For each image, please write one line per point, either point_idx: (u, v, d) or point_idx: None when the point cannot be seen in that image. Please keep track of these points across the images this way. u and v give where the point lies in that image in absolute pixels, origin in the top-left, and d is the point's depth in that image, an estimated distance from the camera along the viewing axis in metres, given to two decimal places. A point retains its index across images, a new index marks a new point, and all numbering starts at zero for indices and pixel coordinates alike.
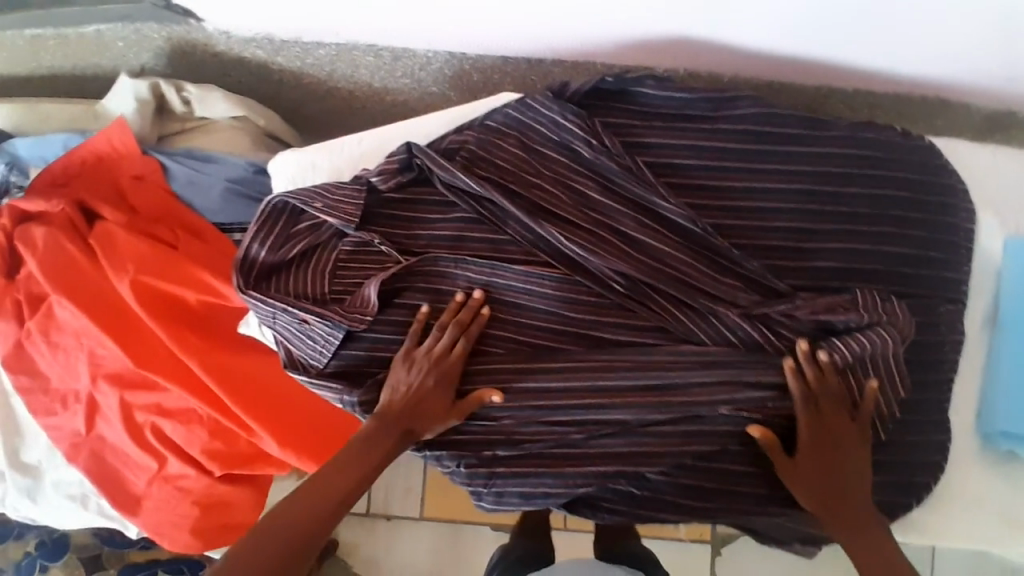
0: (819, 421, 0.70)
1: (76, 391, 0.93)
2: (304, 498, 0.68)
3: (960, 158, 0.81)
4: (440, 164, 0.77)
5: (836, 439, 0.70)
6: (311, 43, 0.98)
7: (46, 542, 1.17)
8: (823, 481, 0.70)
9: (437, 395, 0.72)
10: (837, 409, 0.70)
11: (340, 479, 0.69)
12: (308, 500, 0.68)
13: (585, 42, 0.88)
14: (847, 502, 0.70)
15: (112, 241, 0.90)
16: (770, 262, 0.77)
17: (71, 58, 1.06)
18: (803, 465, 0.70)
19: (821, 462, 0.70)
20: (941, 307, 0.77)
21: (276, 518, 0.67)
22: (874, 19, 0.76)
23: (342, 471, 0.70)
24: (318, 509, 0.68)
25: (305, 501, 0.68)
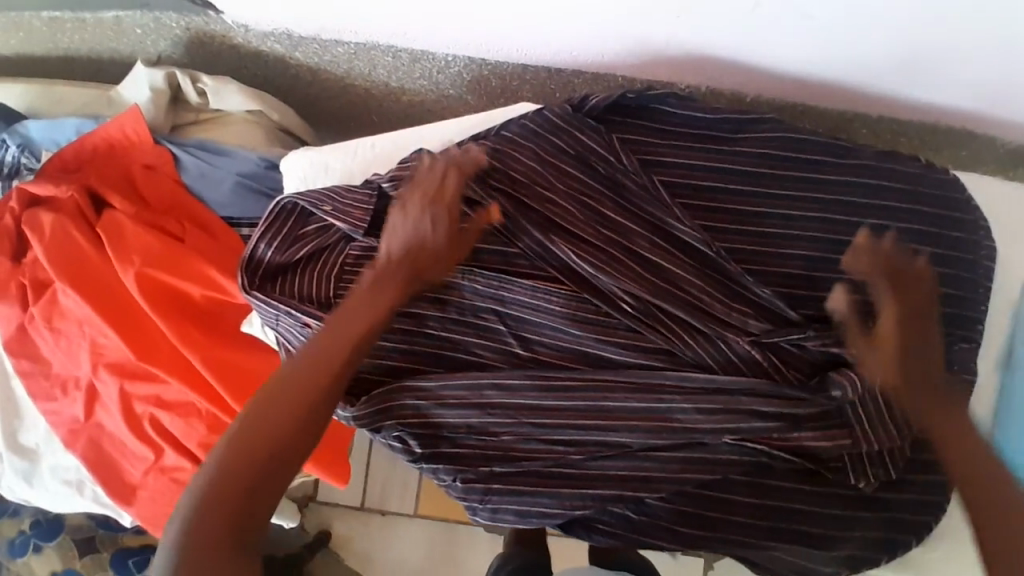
0: (902, 284, 0.63)
1: (78, 377, 0.93)
2: (289, 385, 0.65)
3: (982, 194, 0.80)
4: None
5: (914, 313, 0.63)
6: (330, 41, 0.97)
7: (41, 521, 1.17)
8: (913, 352, 0.63)
9: (434, 245, 0.68)
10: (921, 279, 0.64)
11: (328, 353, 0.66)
12: (297, 381, 0.65)
13: (608, 53, 0.87)
14: (934, 376, 0.62)
15: (119, 231, 0.90)
16: (784, 292, 0.75)
17: (88, 42, 1.06)
18: (888, 333, 0.63)
19: (905, 328, 0.63)
20: (959, 346, 0.75)
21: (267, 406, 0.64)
22: (903, 46, 0.74)
23: (328, 348, 0.66)
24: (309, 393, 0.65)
25: (290, 388, 0.65)
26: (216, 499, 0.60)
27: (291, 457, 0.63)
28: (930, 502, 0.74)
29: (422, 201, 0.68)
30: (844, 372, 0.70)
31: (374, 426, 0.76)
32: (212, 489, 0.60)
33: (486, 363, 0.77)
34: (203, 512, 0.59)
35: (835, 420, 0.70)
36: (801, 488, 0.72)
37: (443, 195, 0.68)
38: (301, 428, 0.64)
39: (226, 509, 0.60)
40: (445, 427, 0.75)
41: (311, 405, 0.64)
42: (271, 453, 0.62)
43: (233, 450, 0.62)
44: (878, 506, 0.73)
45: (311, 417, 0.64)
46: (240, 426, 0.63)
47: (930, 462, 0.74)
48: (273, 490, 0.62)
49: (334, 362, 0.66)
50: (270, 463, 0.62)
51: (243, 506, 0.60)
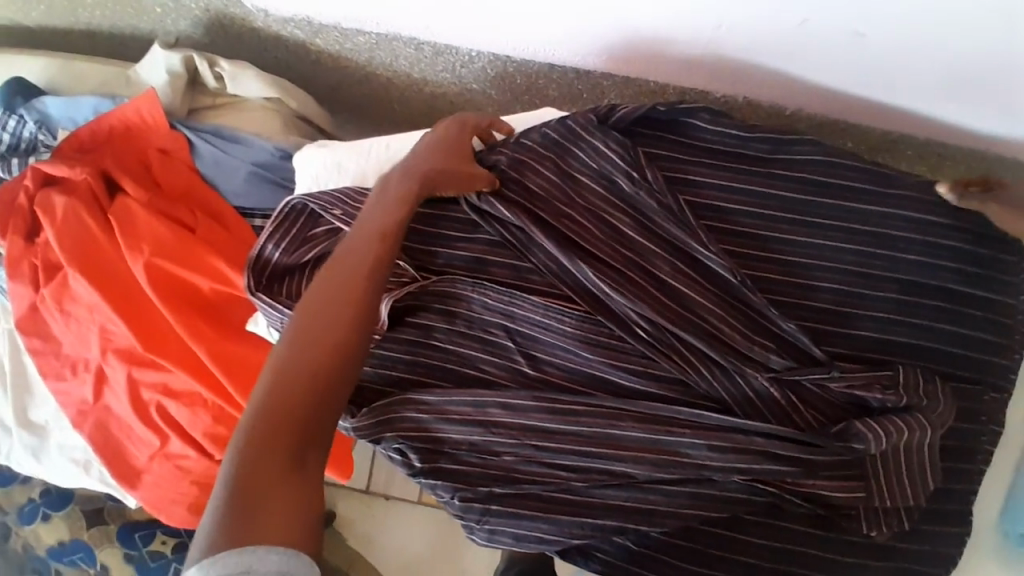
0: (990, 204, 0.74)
1: (87, 360, 0.92)
2: (311, 324, 0.57)
3: None
4: None
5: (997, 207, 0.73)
6: (351, 30, 0.93)
7: (50, 491, 1.19)
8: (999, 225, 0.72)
9: (453, 174, 0.72)
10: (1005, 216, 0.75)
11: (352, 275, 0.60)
12: (321, 310, 0.57)
13: (641, 58, 0.82)
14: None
15: (130, 218, 0.88)
16: (807, 327, 0.71)
17: (109, 18, 1.04)
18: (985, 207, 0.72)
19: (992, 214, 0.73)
20: (987, 396, 0.71)
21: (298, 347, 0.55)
22: (959, 69, 0.69)
23: (349, 278, 0.60)
24: (338, 329, 0.57)
25: (314, 327, 0.56)
26: (257, 452, 0.50)
27: (329, 395, 0.54)
28: (944, 554, 0.71)
29: (432, 139, 0.74)
30: (865, 421, 0.67)
31: (375, 437, 0.74)
32: (247, 445, 0.50)
33: (492, 380, 0.75)
34: (245, 468, 0.50)
35: (854, 470, 0.68)
36: (808, 531, 0.70)
37: (451, 137, 0.74)
38: (333, 366, 0.55)
39: (272, 462, 0.50)
40: (447, 443, 0.73)
41: (342, 339, 0.56)
42: (307, 400, 0.53)
43: (261, 402, 0.52)
44: (891, 555, 0.70)
45: (341, 345, 0.56)
46: (265, 380, 0.53)
47: (947, 514, 0.71)
48: (320, 436, 0.53)
49: (357, 293, 0.59)
50: (308, 405, 0.53)
51: (289, 456, 0.51)
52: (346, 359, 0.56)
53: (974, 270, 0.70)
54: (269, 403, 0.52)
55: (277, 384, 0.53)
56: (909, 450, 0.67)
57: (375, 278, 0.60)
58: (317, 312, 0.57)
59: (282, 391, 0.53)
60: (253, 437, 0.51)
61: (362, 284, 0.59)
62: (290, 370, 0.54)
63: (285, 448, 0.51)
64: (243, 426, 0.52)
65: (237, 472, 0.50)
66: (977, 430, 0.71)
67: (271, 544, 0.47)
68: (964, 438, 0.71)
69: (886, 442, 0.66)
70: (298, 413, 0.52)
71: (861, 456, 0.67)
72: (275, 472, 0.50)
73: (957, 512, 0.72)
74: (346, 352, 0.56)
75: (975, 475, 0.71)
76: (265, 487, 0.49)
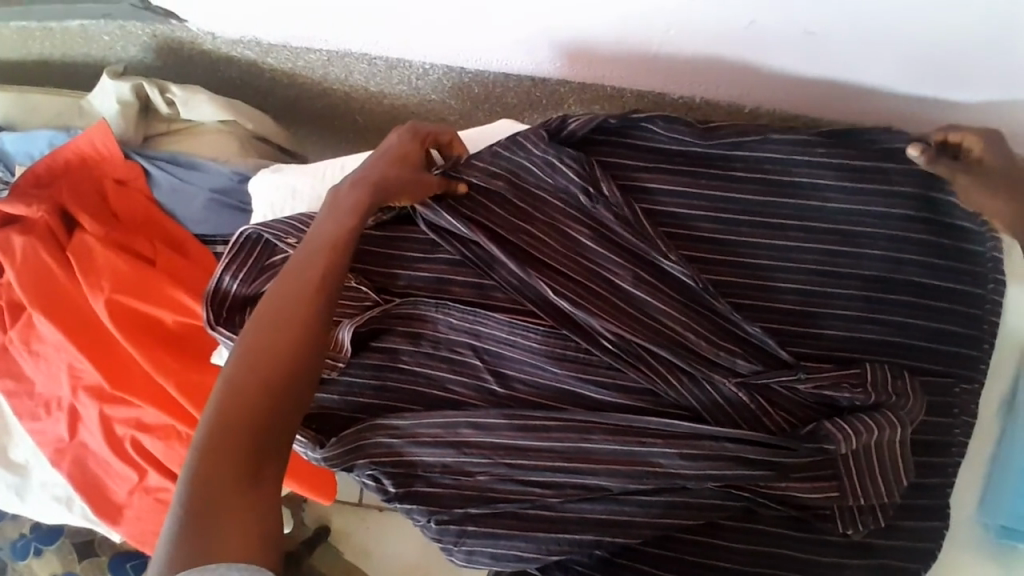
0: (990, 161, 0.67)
1: (59, 398, 0.92)
2: (262, 337, 0.56)
3: None
4: (423, 203, 0.74)
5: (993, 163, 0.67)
6: (302, 48, 0.92)
7: (40, 525, 1.19)
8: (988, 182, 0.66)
9: (404, 180, 0.70)
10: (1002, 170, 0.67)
11: (303, 282, 0.59)
12: (271, 322, 0.57)
13: (595, 62, 0.80)
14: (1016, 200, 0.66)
15: (89, 255, 0.87)
16: (772, 329, 0.71)
17: (59, 48, 1.02)
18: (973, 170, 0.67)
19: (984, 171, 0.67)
20: (958, 388, 0.71)
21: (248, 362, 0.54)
22: (912, 59, 0.68)
23: (298, 287, 0.59)
24: (290, 338, 0.56)
25: (265, 339, 0.56)
26: (211, 467, 0.50)
27: (283, 406, 0.54)
28: (923, 549, 0.71)
29: (392, 143, 0.72)
30: (834, 421, 0.67)
31: (347, 465, 0.73)
32: (200, 464, 0.50)
33: (462, 400, 0.74)
34: (200, 486, 0.49)
35: (826, 471, 0.67)
36: (784, 533, 0.70)
37: (410, 142, 0.73)
38: (285, 377, 0.54)
39: (227, 477, 0.49)
40: (420, 466, 0.72)
41: (294, 349, 0.56)
42: (260, 413, 0.52)
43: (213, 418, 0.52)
44: (870, 552, 0.70)
45: (292, 353, 0.55)
46: (216, 395, 0.53)
47: (923, 508, 0.71)
48: (277, 447, 0.53)
49: (308, 301, 0.58)
50: (261, 417, 0.52)
51: (246, 468, 0.50)
52: (299, 369, 0.55)
53: (940, 263, 0.69)
54: (222, 419, 0.52)
55: (229, 400, 0.52)
56: (880, 448, 0.66)
57: (324, 285, 0.59)
58: (268, 321, 0.57)
59: (235, 405, 0.52)
60: (206, 453, 0.50)
61: (311, 292, 0.58)
62: (241, 385, 0.53)
63: (240, 462, 0.50)
64: (196, 442, 0.51)
65: (192, 491, 0.49)
66: (949, 423, 0.71)
67: (230, 559, 0.46)
68: (934, 432, 0.71)
69: (856, 441, 0.65)
70: (251, 426, 0.52)
71: (831, 456, 0.67)
72: (231, 485, 0.49)
73: (934, 505, 0.71)
74: (298, 362, 0.55)
75: (950, 468, 0.71)
76: (222, 500, 0.49)
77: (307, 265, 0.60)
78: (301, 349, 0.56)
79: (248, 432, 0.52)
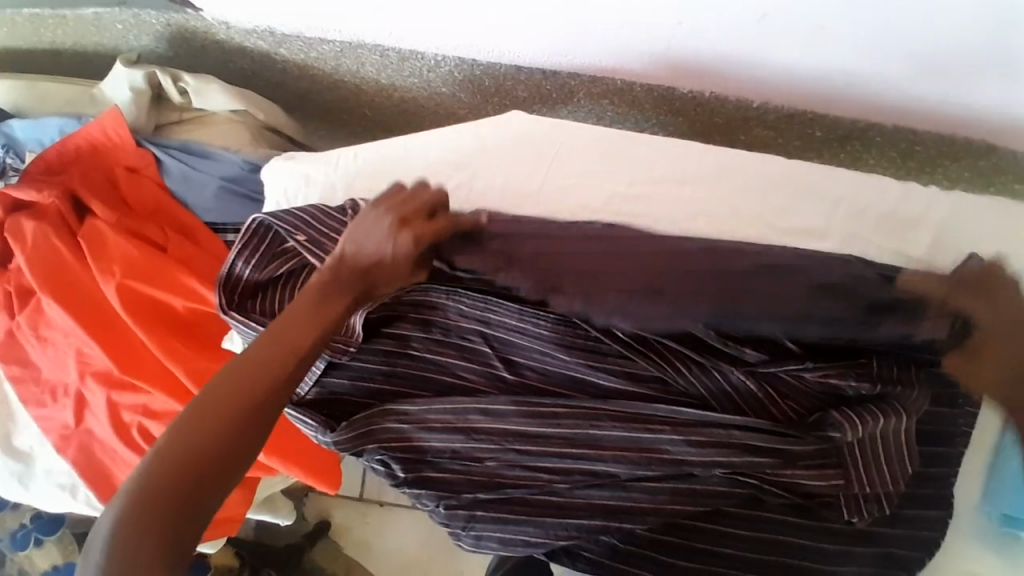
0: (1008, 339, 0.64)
1: (66, 385, 0.92)
2: (248, 360, 0.63)
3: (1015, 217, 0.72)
4: None
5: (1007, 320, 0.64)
6: (315, 39, 0.93)
7: (41, 515, 1.18)
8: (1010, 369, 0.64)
9: (383, 274, 0.70)
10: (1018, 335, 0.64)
11: (304, 316, 0.67)
12: (272, 346, 0.65)
13: (605, 58, 0.82)
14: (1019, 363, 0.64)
15: (99, 241, 0.88)
16: (788, 309, 0.69)
17: (72, 36, 1.02)
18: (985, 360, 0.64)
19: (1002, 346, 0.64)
20: None
21: (243, 375, 0.63)
22: (917, 57, 0.69)
23: (297, 321, 0.66)
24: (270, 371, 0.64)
25: (250, 360, 0.64)
26: (176, 459, 0.58)
27: (253, 428, 0.61)
28: (927, 538, 0.72)
29: (391, 234, 0.70)
30: (841, 410, 0.68)
31: (356, 450, 0.74)
32: (168, 449, 0.58)
33: (472, 387, 0.75)
34: (162, 472, 0.57)
35: (832, 459, 0.68)
36: (789, 521, 0.71)
37: (409, 240, 0.70)
38: (263, 403, 0.62)
39: (183, 476, 0.57)
40: (428, 451, 0.73)
41: (279, 378, 0.64)
42: (231, 428, 0.60)
43: (196, 412, 0.60)
44: (874, 539, 0.71)
45: (274, 381, 0.63)
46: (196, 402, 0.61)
47: (926, 496, 0.72)
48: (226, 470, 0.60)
49: (295, 344, 0.65)
50: (230, 431, 0.60)
51: (191, 482, 0.57)
52: (267, 404, 0.63)
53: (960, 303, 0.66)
54: (193, 427, 0.60)
55: (202, 412, 0.60)
56: (884, 438, 0.67)
57: (318, 323, 0.67)
58: (267, 344, 0.65)
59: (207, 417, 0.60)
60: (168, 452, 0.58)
61: (304, 329, 0.66)
62: (217, 397, 0.61)
63: (201, 465, 0.58)
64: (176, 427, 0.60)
65: (156, 470, 0.57)
66: (954, 413, 0.72)
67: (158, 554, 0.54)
68: (938, 422, 0.72)
69: (862, 432, 0.66)
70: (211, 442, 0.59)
71: (839, 443, 0.68)
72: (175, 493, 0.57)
73: (939, 494, 0.72)
74: (278, 392, 0.63)
75: (954, 458, 0.72)
76: (175, 495, 0.57)
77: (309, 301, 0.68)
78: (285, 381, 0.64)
79: (217, 441, 0.59)
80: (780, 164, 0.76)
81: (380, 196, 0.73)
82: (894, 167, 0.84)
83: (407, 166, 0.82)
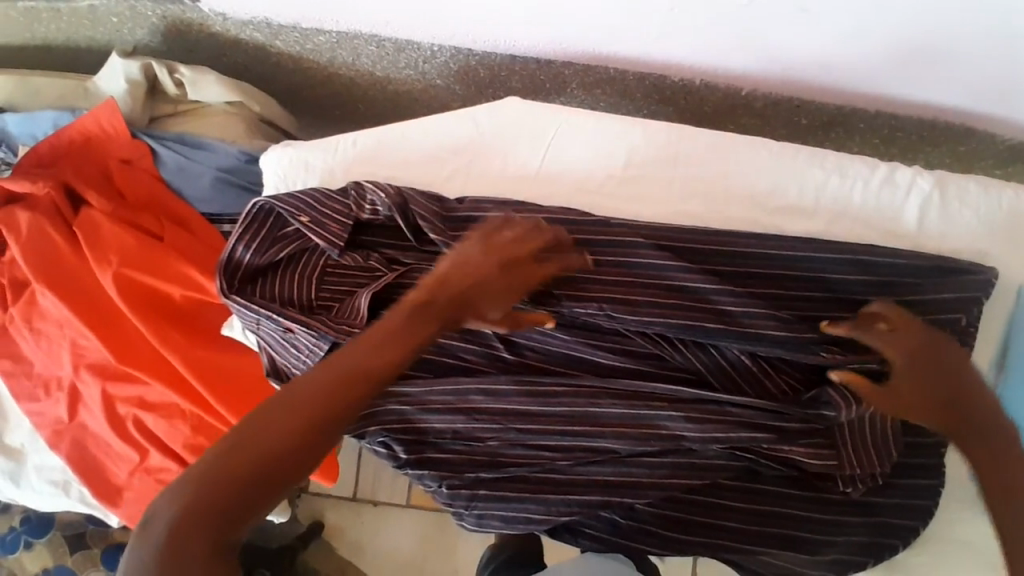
0: (916, 366, 0.63)
1: (59, 378, 0.91)
2: (313, 383, 0.59)
3: (997, 194, 0.74)
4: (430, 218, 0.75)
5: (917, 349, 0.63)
6: (311, 30, 0.93)
7: (31, 517, 1.16)
8: (925, 398, 0.63)
9: (481, 309, 0.66)
10: (929, 364, 0.63)
11: (393, 341, 0.61)
12: (344, 372, 0.59)
13: (598, 48, 0.84)
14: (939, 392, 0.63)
15: (96, 231, 0.88)
16: (774, 286, 0.72)
17: (65, 30, 1.02)
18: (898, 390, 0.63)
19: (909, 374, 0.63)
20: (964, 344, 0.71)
21: (305, 395, 0.58)
22: (900, 43, 0.72)
23: (388, 346, 0.61)
24: (333, 402, 0.58)
25: (317, 383, 0.59)
26: (221, 472, 0.55)
27: (308, 451, 0.57)
28: (921, 507, 0.73)
29: (489, 266, 0.66)
30: (838, 388, 0.68)
31: (359, 432, 0.75)
32: (214, 462, 0.55)
33: (472, 367, 0.75)
34: (205, 483, 0.54)
35: (824, 437, 0.70)
36: (785, 493, 0.72)
37: (517, 286, 0.67)
38: (320, 430, 0.58)
39: (223, 493, 0.54)
40: (430, 433, 0.74)
41: (345, 407, 0.59)
42: (281, 450, 0.56)
43: (247, 431, 0.56)
44: (869, 509, 0.72)
45: (335, 408, 0.58)
46: (245, 418, 0.57)
47: (920, 466, 0.73)
48: (272, 489, 0.56)
49: (371, 370, 0.60)
50: (278, 454, 0.56)
51: (230, 502, 0.54)
52: (321, 433, 0.58)
53: (941, 304, 0.70)
54: (242, 443, 0.56)
55: (249, 429, 0.56)
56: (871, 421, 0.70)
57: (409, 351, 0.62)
58: (341, 371, 0.59)
59: (253, 439, 0.56)
60: (207, 473, 0.55)
61: (389, 358, 0.61)
62: (274, 416, 0.57)
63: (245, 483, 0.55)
64: (224, 440, 0.56)
65: (196, 484, 0.54)
66: None
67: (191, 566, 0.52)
68: None
69: (855, 412, 0.67)
70: (252, 467, 0.56)
71: (830, 423, 0.70)
72: (209, 513, 0.54)
73: (934, 464, 0.73)
74: (337, 420, 0.58)
75: None
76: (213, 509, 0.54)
77: (406, 325, 0.62)
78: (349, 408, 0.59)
79: (265, 460, 0.56)
80: (770, 147, 0.78)
81: (493, 223, 0.68)
82: (877, 152, 0.90)
83: (406, 152, 0.83)
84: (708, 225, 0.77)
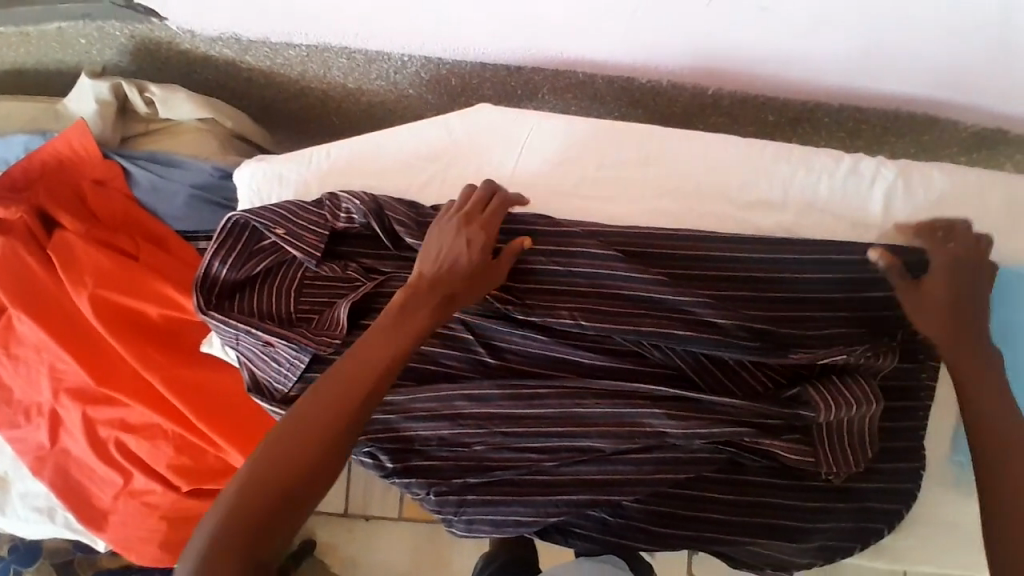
0: (955, 285, 0.67)
1: (39, 404, 0.90)
2: (322, 393, 0.61)
3: (961, 180, 0.76)
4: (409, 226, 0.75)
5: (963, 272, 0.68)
6: (281, 44, 0.93)
7: (18, 547, 1.14)
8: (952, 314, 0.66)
9: (464, 275, 0.68)
10: (966, 294, 0.67)
11: (389, 338, 0.64)
12: (349, 375, 0.62)
13: (567, 52, 0.85)
14: (969, 319, 0.66)
15: (72, 253, 0.87)
16: (746, 276, 0.73)
17: (33, 54, 1.01)
18: (929, 299, 0.67)
19: (946, 290, 0.67)
20: None
21: (315, 406, 0.61)
22: (860, 36, 0.73)
23: (384, 340, 0.64)
24: (341, 404, 0.61)
25: (326, 393, 0.61)
26: (250, 495, 0.57)
27: (327, 460, 0.60)
28: (903, 489, 0.74)
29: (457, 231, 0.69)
30: (820, 390, 0.69)
31: None
32: (241, 487, 0.58)
33: (454, 373, 0.75)
34: (235, 509, 0.57)
35: (801, 433, 0.71)
36: (770, 482, 0.73)
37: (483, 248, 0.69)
38: (335, 437, 0.60)
39: (255, 514, 0.57)
40: (416, 441, 0.74)
41: (356, 410, 0.61)
42: (304, 464, 0.59)
43: (268, 452, 0.59)
44: (853, 494, 0.73)
45: (347, 412, 0.61)
46: (264, 442, 0.60)
47: (901, 450, 0.74)
48: (299, 500, 0.59)
49: (373, 366, 0.63)
50: (299, 467, 0.59)
51: (261, 522, 0.57)
52: (339, 440, 0.60)
53: None
54: (266, 464, 0.59)
55: (269, 451, 0.59)
56: (851, 425, 0.70)
57: (407, 342, 0.64)
58: (346, 374, 0.62)
59: (275, 458, 0.59)
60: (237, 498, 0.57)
61: (387, 353, 0.63)
62: (291, 433, 0.60)
63: (273, 501, 0.58)
64: (249, 466, 0.59)
65: (228, 509, 0.57)
66: (916, 367, 0.74)
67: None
68: (908, 377, 0.74)
69: (835, 413, 0.68)
70: (277, 483, 0.58)
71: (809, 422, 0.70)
72: (241, 536, 0.56)
73: (913, 446, 0.74)
74: (348, 424, 0.61)
75: (922, 411, 0.74)
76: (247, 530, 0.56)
77: (396, 316, 0.65)
78: (359, 411, 0.61)
79: (289, 476, 0.58)
80: (739, 143, 0.79)
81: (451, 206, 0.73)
82: (845, 143, 0.91)
83: (380, 162, 0.83)
84: (681, 221, 0.78)
